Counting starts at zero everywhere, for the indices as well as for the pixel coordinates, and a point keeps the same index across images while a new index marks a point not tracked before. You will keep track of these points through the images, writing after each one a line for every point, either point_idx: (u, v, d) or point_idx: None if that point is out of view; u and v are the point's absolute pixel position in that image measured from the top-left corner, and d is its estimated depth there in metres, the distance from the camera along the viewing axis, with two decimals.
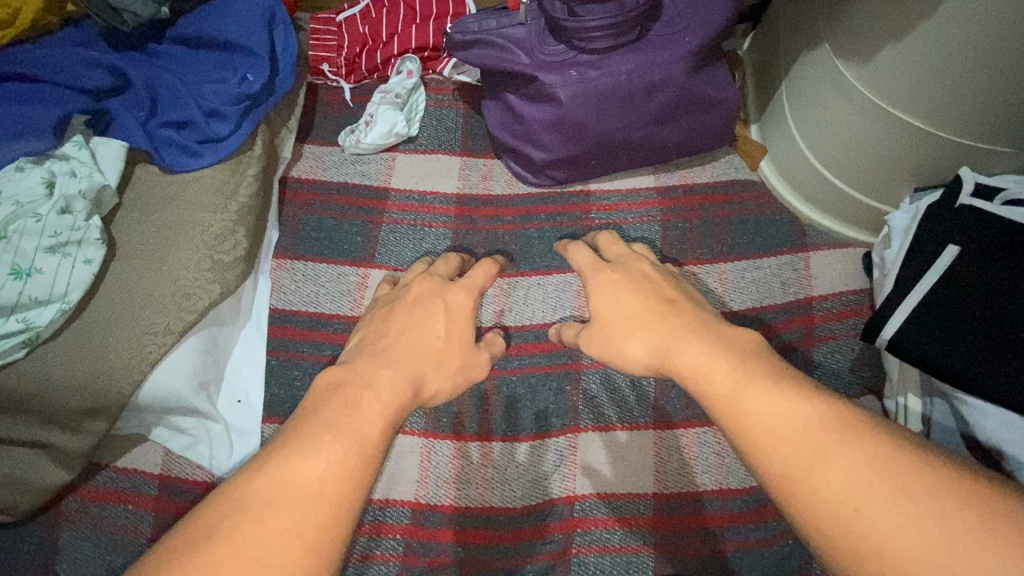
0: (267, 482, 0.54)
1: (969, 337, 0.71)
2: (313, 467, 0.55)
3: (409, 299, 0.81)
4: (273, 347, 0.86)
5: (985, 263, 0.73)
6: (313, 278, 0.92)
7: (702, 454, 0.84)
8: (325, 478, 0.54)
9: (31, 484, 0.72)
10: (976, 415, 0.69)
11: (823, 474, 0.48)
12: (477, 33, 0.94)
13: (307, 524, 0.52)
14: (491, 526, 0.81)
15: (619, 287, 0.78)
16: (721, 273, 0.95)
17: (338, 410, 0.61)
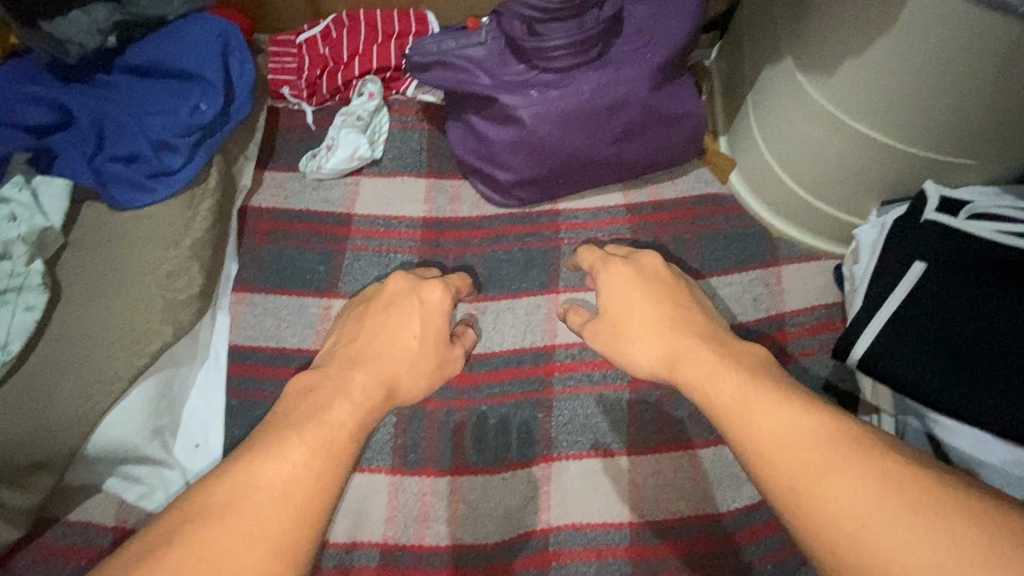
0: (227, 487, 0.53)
1: (937, 354, 0.71)
2: (279, 468, 0.55)
3: (386, 297, 0.79)
4: (234, 386, 0.83)
5: (954, 279, 0.72)
6: (274, 311, 0.89)
7: (678, 480, 0.83)
8: (290, 481, 0.54)
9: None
10: (948, 434, 0.70)
11: (830, 489, 0.47)
12: (436, 55, 0.92)
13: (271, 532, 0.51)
14: (467, 563, 0.79)
15: (630, 284, 0.76)
16: None
17: (305, 412, 0.61)
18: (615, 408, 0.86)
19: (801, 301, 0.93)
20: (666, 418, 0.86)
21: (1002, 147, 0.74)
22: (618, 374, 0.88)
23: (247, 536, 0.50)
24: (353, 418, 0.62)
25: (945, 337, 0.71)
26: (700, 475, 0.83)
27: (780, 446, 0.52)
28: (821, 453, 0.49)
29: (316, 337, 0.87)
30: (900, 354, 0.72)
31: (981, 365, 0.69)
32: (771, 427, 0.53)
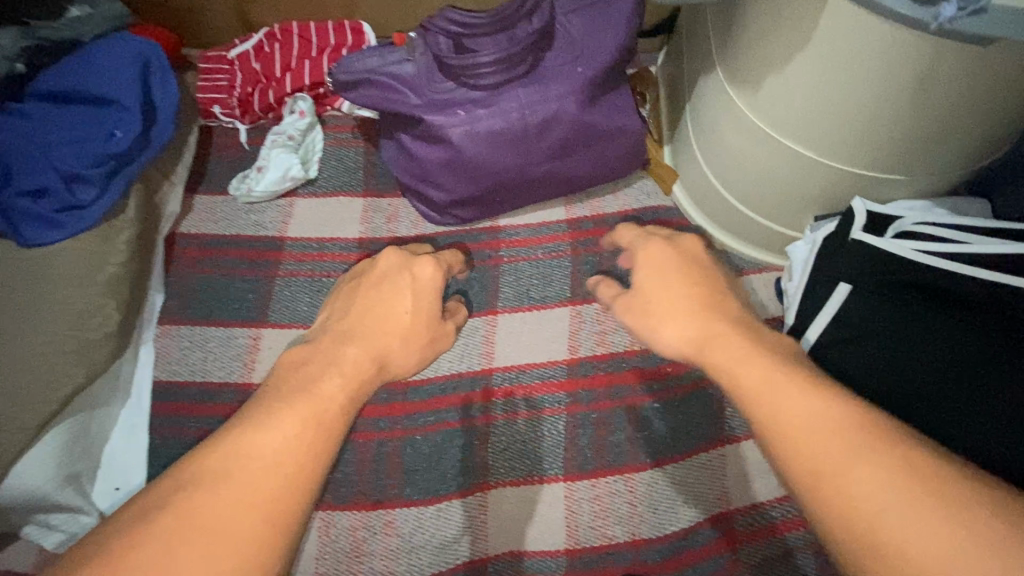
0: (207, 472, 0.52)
1: (864, 379, 0.71)
2: (268, 440, 0.56)
3: (380, 269, 0.83)
4: (158, 425, 0.81)
5: (880, 299, 0.72)
6: (200, 344, 0.86)
7: (615, 504, 0.82)
8: (281, 448, 0.55)
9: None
10: None
11: (854, 476, 0.45)
12: (361, 73, 0.89)
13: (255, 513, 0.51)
14: None
15: (664, 267, 0.77)
16: None
17: (299, 384, 0.64)
18: (553, 431, 0.85)
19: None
20: (603, 440, 0.85)
21: (927, 163, 0.72)
22: (556, 396, 0.87)
23: (237, 522, 0.50)
24: (342, 391, 0.64)
25: (874, 361, 0.71)
26: (637, 498, 0.82)
27: (799, 432, 0.50)
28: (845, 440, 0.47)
29: (244, 370, 0.85)
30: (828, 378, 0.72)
31: (909, 390, 0.68)
32: (794, 413, 0.51)
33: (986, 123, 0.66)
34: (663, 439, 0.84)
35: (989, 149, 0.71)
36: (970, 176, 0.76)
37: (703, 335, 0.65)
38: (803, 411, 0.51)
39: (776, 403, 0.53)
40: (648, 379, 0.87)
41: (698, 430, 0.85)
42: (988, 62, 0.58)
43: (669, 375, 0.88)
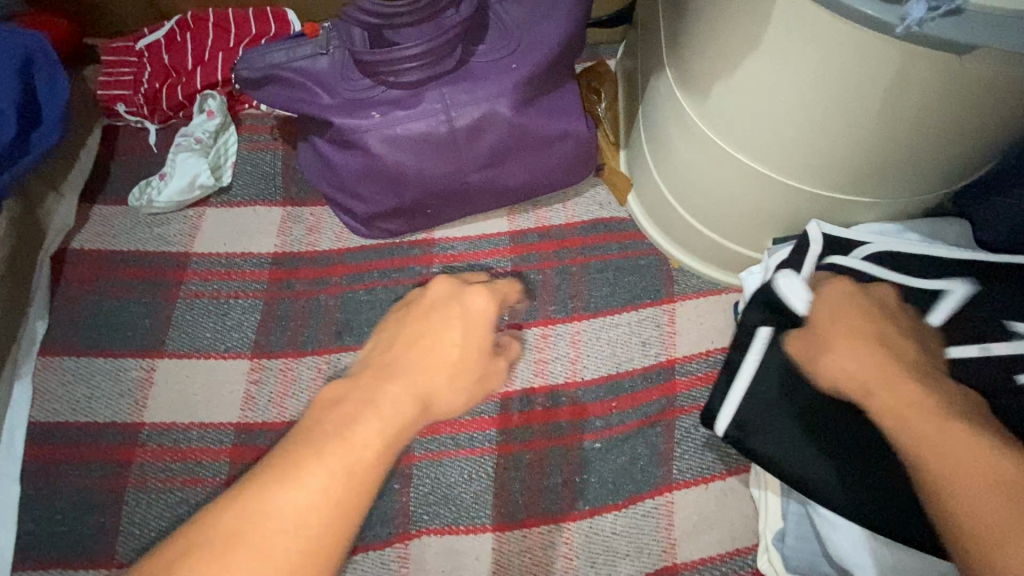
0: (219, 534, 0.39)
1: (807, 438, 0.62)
2: (294, 503, 0.40)
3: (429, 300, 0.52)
4: (31, 473, 0.71)
5: None
6: (86, 377, 0.77)
7: (549, 558, 0.74)
8: (302, 517, 0.39)
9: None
10: (826, 528, 0.63)
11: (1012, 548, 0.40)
12: (267, 69, 0.79)
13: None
14: None
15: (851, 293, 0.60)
16: (574, 334, 0.84)
17: (325, 437, 0.42)
18: (483, 474, 0.77)
19: (692, 346, 0.83)
20: (539, 484, 0.76)
21: (896, 184, 0.63)
22: (486, 435, 0.78)
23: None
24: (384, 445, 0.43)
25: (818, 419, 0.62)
26: (573, 550, 0.74)
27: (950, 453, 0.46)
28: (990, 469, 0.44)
29: (135, 407, 0.76)
30: (776, 433, 0.63)
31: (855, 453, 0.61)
32: (942, 436, 0.46)
33: (967, 140, 0.57)
34: (603, 484, 0.76)
35: (968, 168, 0.62)
36: (944, 196, 0.67)
37: (869, 369, 0.53)
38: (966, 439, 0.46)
39: (917, 425, 0.48)
40: (588, 415, 0.79)
41: (641, 473, 0.76)
42: (964, 71, 0.49)
43: (613, 411, 0.79)
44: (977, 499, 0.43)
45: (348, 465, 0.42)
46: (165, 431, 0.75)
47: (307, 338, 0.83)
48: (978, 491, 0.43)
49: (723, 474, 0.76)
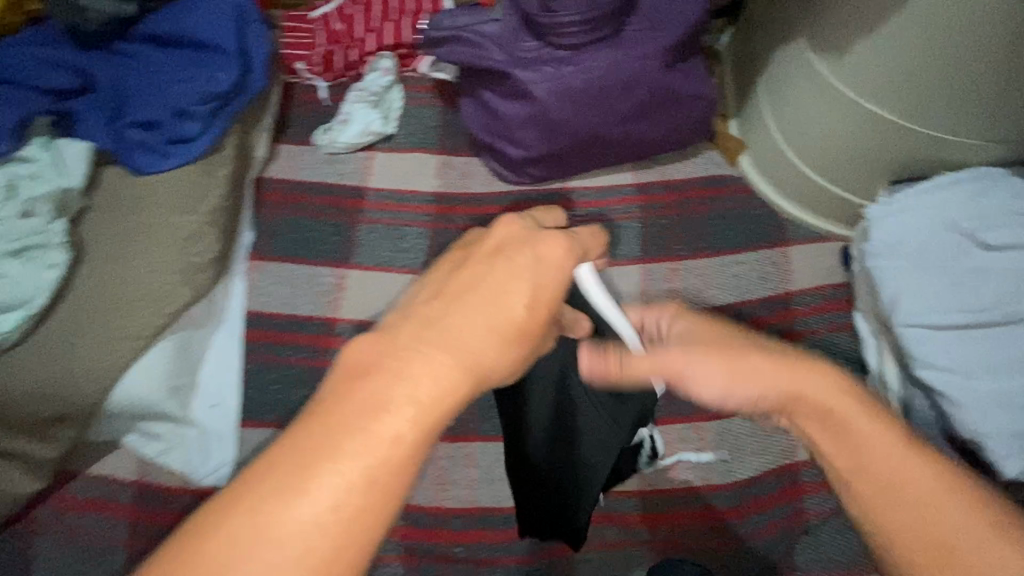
0: (282, 465, 0.36)
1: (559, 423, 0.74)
2: (307, 506, 0.35)
3: (468, 273, 0.44)
4: (250, 351, 0.85)
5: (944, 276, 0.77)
6: (289, 280, 0.90)
7: (685, 452, 0.85)
8: (327, 517, 0.35)
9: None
10: (955, 409, 0.71)
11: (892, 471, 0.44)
12: (452, 30, 0.93)
13: (308, 555, 0.34)
14: (482, 526, 0.81)
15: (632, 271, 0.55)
16: (701, 269, 0.95)
17: (357, 409, 0.36)
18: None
19: (807, 283, 0.94)
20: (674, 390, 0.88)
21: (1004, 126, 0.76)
22: None
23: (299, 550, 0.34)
24: (420, 428, 0.37)
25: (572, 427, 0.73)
26: (704, 445, 0.85)
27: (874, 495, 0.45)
28: (903, 482, 0.44)
29: (330, 305, 0.89)
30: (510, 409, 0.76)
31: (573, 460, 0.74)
32: (869, 453, 0.46)
33: None
34: None
35: None
36: None
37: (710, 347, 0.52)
38: (888, 462, 0.45)
39: (856, 429, 0.46)
40: None
41: None
42: None
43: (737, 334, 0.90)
44: (944, 510, 0.43)
45: (293, 459, 0.35)
46: (356, 326, 0.88)
47: None
48: (966, 516, 0.42)
49: None
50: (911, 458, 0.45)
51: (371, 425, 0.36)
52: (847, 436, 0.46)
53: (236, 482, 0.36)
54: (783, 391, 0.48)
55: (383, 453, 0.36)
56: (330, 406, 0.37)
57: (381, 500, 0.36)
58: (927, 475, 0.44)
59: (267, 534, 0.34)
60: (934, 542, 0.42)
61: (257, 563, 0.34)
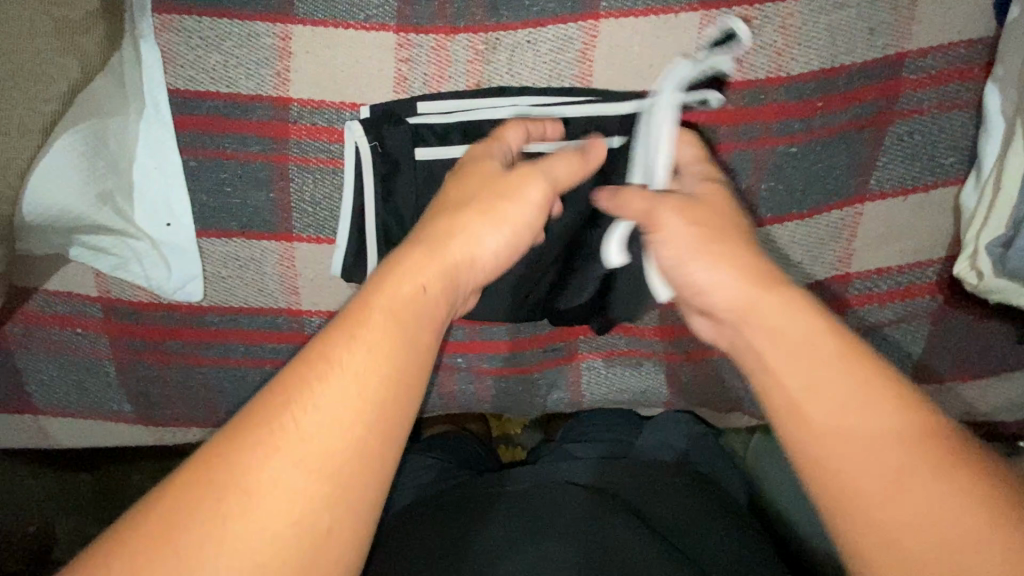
0: (382, 309, 0.43)
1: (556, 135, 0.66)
2: (316, 436, 0.38)
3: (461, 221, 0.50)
4: (187, 145, 0.67)
5: None
6: (214, 43, 0.67)
7: None
8: (286, 492, 0.36)
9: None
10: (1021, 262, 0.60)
11: (853, 452, 0.40)
12: None
13: (370, 391, 0.40)
14: (482, 338, 0.73)
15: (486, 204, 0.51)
16: (788, 17, 0.67)
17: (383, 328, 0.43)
18: None
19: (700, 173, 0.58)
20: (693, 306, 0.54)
21: None
22: None
23: (297, 485, 0.37)
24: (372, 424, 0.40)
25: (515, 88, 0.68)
26: None
27: (772, 328, 0.45)
28: (827, 358, 0.43)
29: (231, 81, 0.67)
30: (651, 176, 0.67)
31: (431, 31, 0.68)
32: (869, 471, 0.40)
33: None
34: (790, 193, 0.70)
35: None
36: None
37: (788, 332, 0.44)
38: (800, 372, 0.43)
39: (861, 434, 0.40)
40: (792, 116, 0.68)
41: (835, 182, 0.70)
42: None
43: (819, 113, 0.68)
44: (919, 507, 0.38)
45: (391, 308, 0.44)
46: (315, 109, 0.68)
47: (457, 9, 0.68)
48: (856, 448, 0.40)
49: (928, 186, 0.70)
50: (799, 299, 0.45)
51: (474, 248, 0.50)
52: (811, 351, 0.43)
53: (428, 238, 0.49)
54: (738, 310, 0.47)
55: (426, 289, 0.46)
56: (394, 333, 0.43)
57: (391, 351, 0.42)
58: (852, 372, 0.42)
59: (352, 362, 0.40)
60: (825, 459, 0.41)
61: (477, 247, 0.50)
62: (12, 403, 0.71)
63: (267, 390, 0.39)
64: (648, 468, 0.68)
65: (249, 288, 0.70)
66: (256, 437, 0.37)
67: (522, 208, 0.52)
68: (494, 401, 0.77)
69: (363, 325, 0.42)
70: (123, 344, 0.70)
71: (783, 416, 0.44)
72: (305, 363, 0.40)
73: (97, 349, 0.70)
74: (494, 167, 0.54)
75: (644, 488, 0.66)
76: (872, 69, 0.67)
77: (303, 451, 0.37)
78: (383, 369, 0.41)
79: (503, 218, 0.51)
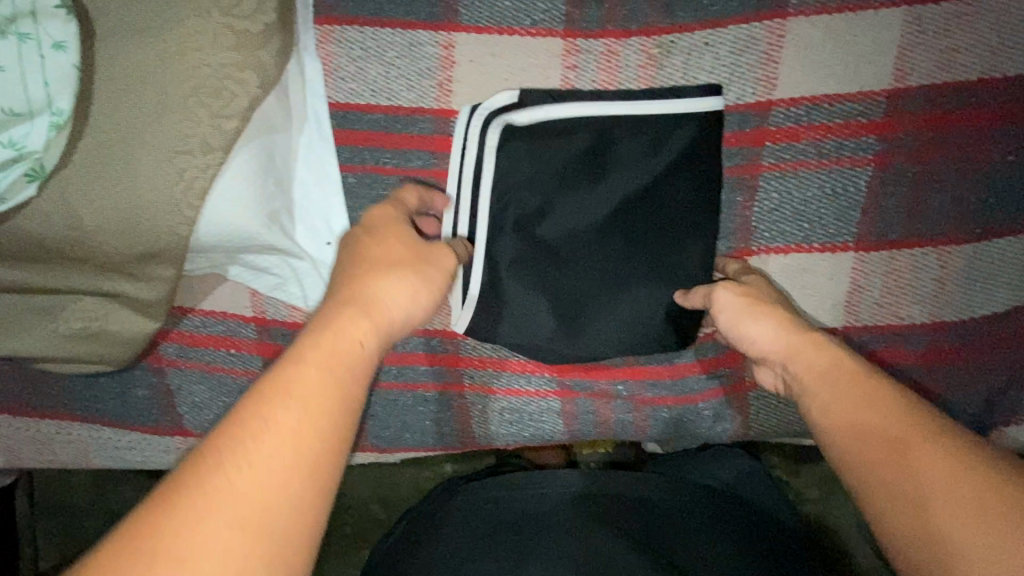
0: (326, 351, 0.42)
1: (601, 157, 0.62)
2: (262, 472, 0.36)
3: (383, 261, 0.50)
4: (347, 161, 0.65)
5: None
6: (377, 53, 0.64)
7: (914, 280, 0.65)
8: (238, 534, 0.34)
9: (117, 335, 0.63)
10: None
11: (924, 472, 0.41)
12: None
13: (312, 437, 0.39)
14: (642, 363, 0.68)
15: (391, 253, 0.51)
16: (1010, 9, 0.59)
17: (330, 361, 0.42)
18: (855, 191, 0.64)
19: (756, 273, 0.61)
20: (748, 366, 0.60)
21: None
22: (862, 143, 0.63)
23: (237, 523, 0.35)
24: (309, 462, 0.38)
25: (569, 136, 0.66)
26: (947, 278, 0.65)
27: (810, 369, 0.51)
28: (874, 394, 0.47)
29: (393, 93, 0.64)
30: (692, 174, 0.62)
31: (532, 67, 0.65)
32: (930, 469, 0.41)
33: None
34: (1002, 206, 0.63)
35: None
36: None
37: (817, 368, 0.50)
38: (837, 396, 0.48)
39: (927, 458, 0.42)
40: (1007, 121, 0.61)
41: None
42: None
43: None
44: (970, 520, 0.39)
45: (337, 350, 0.43)
46: None
47: (630, 12, 0.63)
48: (872, 410, 0.46)
49: None
50: (816, 345, 0.52)
51: (408, 300, 0.49)
52: (836, 389, 0.48)
53: (355, 276, 0.48)
54: (782, 356, 0.53)
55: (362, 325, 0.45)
56: (334, 363, 0.42)
57: (335, 388, 0.41)
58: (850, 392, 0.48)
59: (288, 396, 0.39)
60: (891, 454, 0.43)
61: (382, 286, 0.48)
62: (161, 425, 0.69)
63: (223, 423, 0.38)
64: (683, 492, 0.65)
65: None
66: (194, 475, 0.35)
67: (435, 270, 0.52)
68: (652, 431, 0.71)
69: (301, 378, 0.40)
70: (274, 365, 0.68)
71: (852, 456, 0.46)
72: (258, 384, 0.39)
73: (249, 370, 0.68)
74: (405, 230, 0.54)
75: (674, 512, 0.62)
76: None
77: (239, 511, 0.35)
78: (330, 402, 0.40)
79: (404, 255, 0.51)
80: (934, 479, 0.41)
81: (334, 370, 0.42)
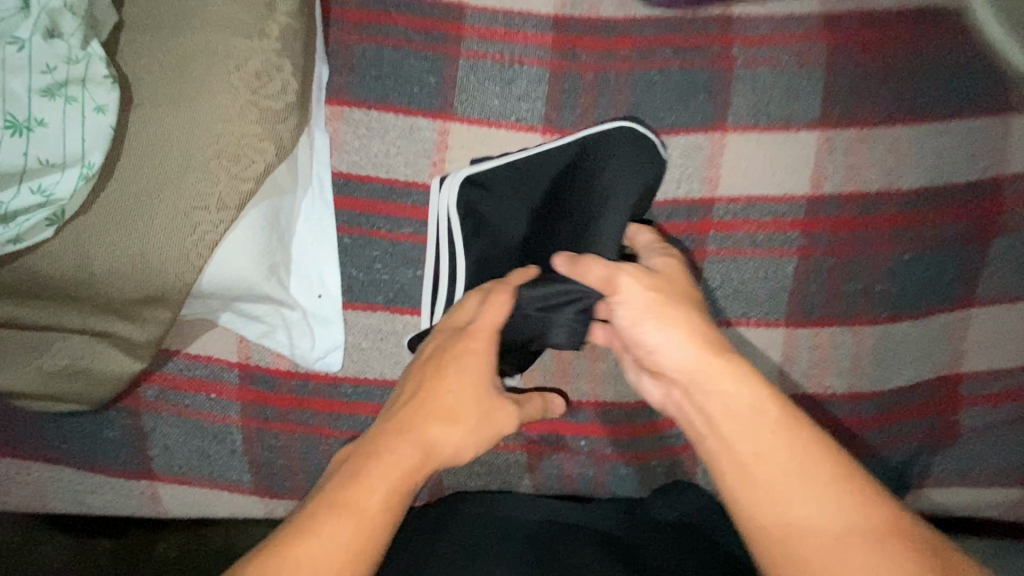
0: (380, 487, 0.44)
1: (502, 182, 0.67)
2: None
3: (446, 402, 0.50)
4: (344, 223, 0.72)
5: None
6: (380, 134, 0.73)
7: (835, 354, 0.75)
8: None
9: (104, 374, 0.65)
10: None
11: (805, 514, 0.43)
12: None
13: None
14: (603, 420, 0.74)
15: (456, 401, 0.50)
16: (896, 139, 0.75)
17: (383, 510, 0.44)
18: (783, 275, 0.75)
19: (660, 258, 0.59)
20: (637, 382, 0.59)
21: None
22: (789, 237, 0.75)
23: None
24: None
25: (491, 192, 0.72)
26: (862, 353, 0.75)
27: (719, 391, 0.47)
28: (765, 427, 0.45)
29: (392, 168, 0.72)
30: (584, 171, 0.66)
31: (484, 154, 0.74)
32: (814, 515, 0.43)
33: None
34: (901, 295, 0.75)
35: None
36: None
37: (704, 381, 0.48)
38: (751, 439, 0.45)
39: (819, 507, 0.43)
40: (901, 225, 0.74)
41: (945, 288, 0.75)
42: None
43: (927, 225, 0.74)
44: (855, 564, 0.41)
45: (386, 489, 0.44)
46: None
47: (598, 116, 0.75)
48: (783, 457, 0.44)
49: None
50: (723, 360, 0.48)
51: (458, 445, 0.50)
52: (758, 425, 0.45)
53: (418, 412, 0.50)
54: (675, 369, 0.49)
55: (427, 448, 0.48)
56: (382, 507, 0.44)
57: (372, 538, 0.43)
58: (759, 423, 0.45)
59: (327, 534, 0.41)
60: (778, 498, 0.44)
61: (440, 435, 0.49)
62: (129, 468, 0.70)
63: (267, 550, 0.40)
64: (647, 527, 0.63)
65: (387, 361, 0.71)
66: None
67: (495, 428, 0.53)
68: (611, 487, 0.76)
69: (367, 506, 0.43)
70: (252, 411, 0.71)
71: (747, 478, 0.45)
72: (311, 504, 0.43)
73: (227, 415, 0.70)
74: (469, 376, 0.52)
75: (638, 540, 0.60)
76: (975, 185, 0.74)
77: None
78: (360, 555, 0.42)
79: (466, 400, 0.51)
80: (827, 528, 0.42)
81: (379, 514, 0.43)
